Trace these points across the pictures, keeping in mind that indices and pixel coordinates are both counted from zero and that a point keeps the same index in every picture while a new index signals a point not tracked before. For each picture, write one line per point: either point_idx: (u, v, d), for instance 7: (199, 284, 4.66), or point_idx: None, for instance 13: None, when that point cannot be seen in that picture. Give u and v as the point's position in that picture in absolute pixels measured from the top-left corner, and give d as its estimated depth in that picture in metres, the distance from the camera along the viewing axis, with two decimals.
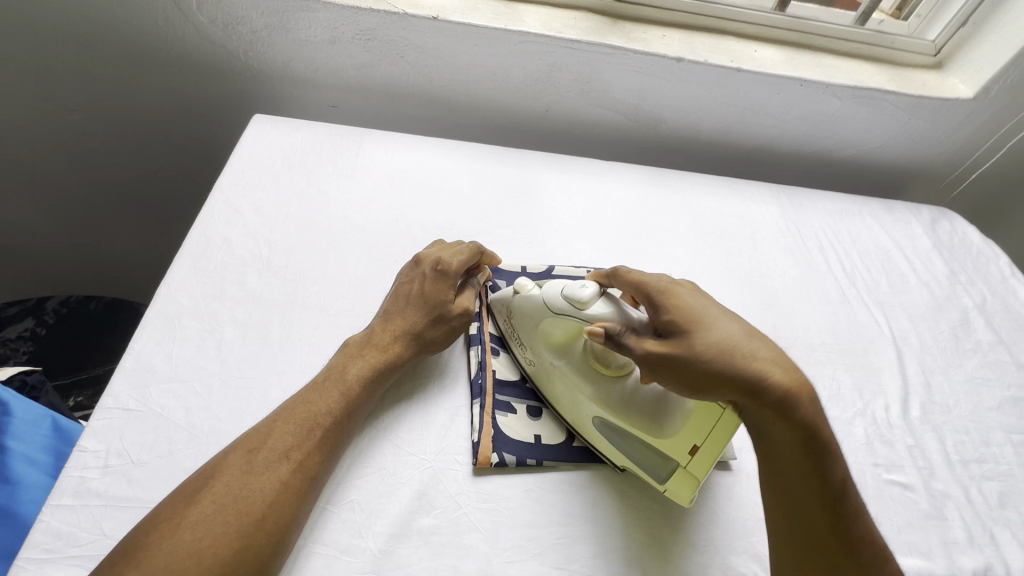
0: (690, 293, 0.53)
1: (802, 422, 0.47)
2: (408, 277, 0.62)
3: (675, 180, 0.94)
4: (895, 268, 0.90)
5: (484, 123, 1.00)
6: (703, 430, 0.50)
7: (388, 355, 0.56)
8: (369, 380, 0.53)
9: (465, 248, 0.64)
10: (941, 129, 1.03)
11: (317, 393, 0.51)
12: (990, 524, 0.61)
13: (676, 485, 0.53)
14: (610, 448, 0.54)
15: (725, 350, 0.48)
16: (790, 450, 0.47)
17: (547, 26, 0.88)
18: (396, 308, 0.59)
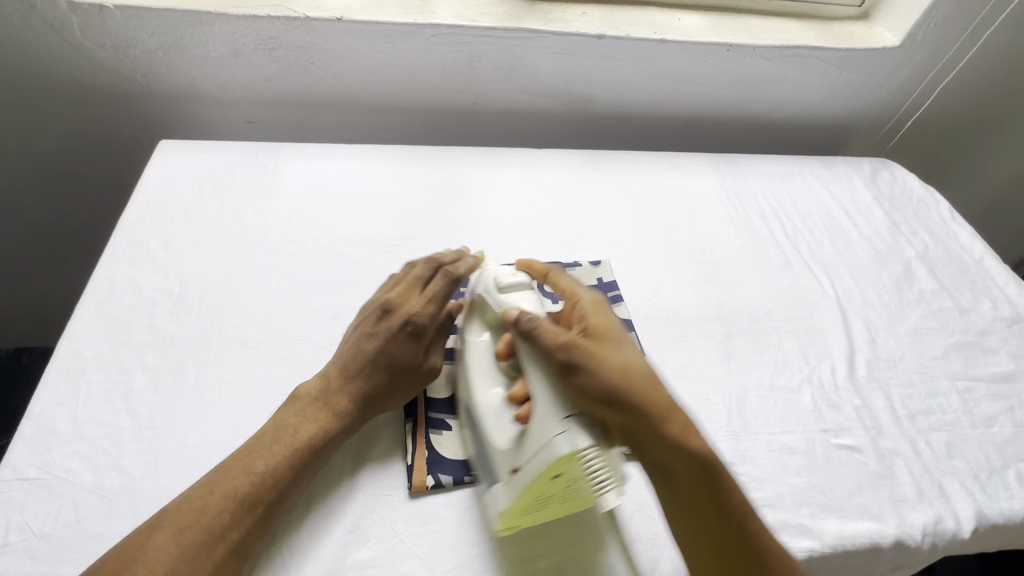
0: (603, 312, 0.54)
1: (693, 446, 0.48)
2: (374, 327, 0.55)
3: (612, 161, 0.91)
4: (838, 226, 0.89)
5: (411, 123, 0.96)
6: (525, 452, 0.46)
7: (341, 423, 0.51)
8: (321, 446, 0.50)
9: (437, 294, 0.58)
10: (874, 80, 1.02)
11: (260, 454, 0.47)
12: (939, 476, 0.61)
13: (493, 504, 0.49)
14: (472, 442, 0.53)
15: (624, 372, 0.49)
16: (684, 477, 0.48)
17: (460, 15, 0.84)
18: (356, 367, 0.53)
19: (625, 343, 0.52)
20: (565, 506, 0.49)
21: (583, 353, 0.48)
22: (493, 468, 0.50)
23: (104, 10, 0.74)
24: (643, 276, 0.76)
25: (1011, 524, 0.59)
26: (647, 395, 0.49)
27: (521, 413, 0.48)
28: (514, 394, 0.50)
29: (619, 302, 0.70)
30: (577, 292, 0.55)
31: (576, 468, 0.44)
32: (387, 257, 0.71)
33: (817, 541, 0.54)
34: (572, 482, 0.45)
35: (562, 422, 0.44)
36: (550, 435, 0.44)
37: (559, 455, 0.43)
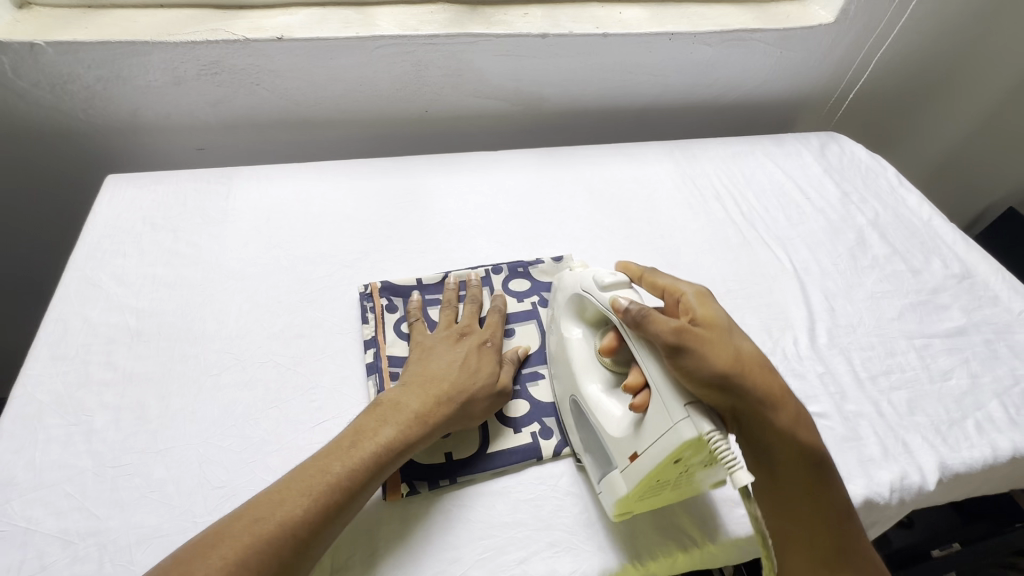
0: (709, 303, 0.53)
1: (805, 443, 0.48)
2: (454, 344, 0.58)
3: (567, 156, 0.92)
4: (791, 201, 0.91)
5: (365, 137, 0.96)
6: (645, 438, 0.47)
7: (425, 428, 0.51)
8: (401, 449, 0.50)
9: (496, 321, 0.63)
10: (814, 57, 1.05)
11: (338, 456, 0.47)
12: (902, 433, 0.63)
13: (606, 492, 0.51)
14: (580, 432, 0.56)
15: (741, 360, 0.48)
16: (790, 463, 0.48)
17: (402, 26, 0.85)
18: (442, 374, 0.55)
19: (737, 330, 0.51)
20: (677, 491, 0.51)
21: (700, 339, 0.47)
22: (608, 456, 0.52)
23: (36, 48, 0.73)
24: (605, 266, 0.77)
25: (973, 471, 0.61)
26: (767, 384, 0.48)
27: (636, 403, 0.49)
28: (628, 384, 0.50)
29: None
30: (679, 287, 0.55)
31: (699, 450, 0.45)
32: (348, 272, 0.71)
33: None
34: (690, 465, 0.47)
35: (685, 406, 0.44)
36: (672, 421, 0.45)
37: (685, 439, 0.43)
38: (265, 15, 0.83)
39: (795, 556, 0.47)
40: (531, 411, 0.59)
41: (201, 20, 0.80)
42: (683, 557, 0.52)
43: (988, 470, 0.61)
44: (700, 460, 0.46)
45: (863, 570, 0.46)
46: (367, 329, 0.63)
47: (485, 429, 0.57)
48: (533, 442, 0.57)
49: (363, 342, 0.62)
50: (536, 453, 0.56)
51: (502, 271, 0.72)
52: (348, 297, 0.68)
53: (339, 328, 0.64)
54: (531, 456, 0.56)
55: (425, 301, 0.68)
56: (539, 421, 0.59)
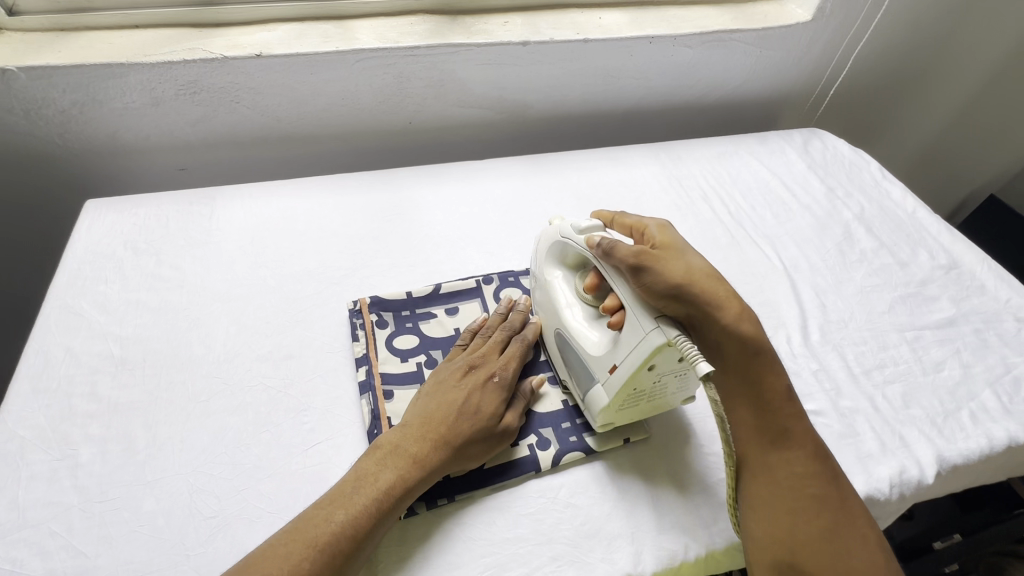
0: (669, 230, 0.56)
1: (747, 338, 0.49)
2: (460, 378, 0.56)
3: (554, 163, 0.92)
4: (778, 199, 0.92)
5: (350, 151, 0.95)
6: (621, 351, 0.52)
7: (426, 471, 0.50)
8: (402, 493, 0.49)
9: (514, 351, 0.60)
10: (794, 55, 1.06)
11: (343, 500, 0.47)
12: (899, 427, 0.63)
13: (590, 407, 0.56)
14: (566, 360, 0.60)
15: (693, 273, 0.51)
16: (737, 358, 0.50)
17: (382, 38, 0.85)
18: (444, 413, 0.53)
19: (692, 248, 0.55)
20: (653, 403, 0.55)
21: (655, 258, 0.52)
22: (588, 374, 0.56)
23: (8, 74, 0.72)
24: None
25: (970, 462, 0.61)
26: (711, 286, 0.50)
27: (613, 322, 0.54)
28: (605, 306, 0.55)
29: None
30: (643, 220, 0.58)
31: (670, 356, 0.50)
32: (336, 289, 0.69)
33: None
34: (664, 373, 0.51)
35: (655, 319, 0.49)
36: (644, 331, 0.50)
37: (656, 345, 0.48)
38: (243, 32, 0.82)
39: (751, 446, 0.49)
40: (527, 423, 0.59)
41: (177, 39, 0.79)
42: (687, 564, 0.52)
43: (986, 461, 0.62)
44: (672, 367, 0.51)
45: (815, 457, 0.49)
46: (358, 346, 0.62)
47: None
48: (531, 454, 0.56)
49: (355, 360, 0.61)
50: (534, 466, 0.55)
51: (493, 281, 0.71)
52: (337, 314, 0.67)
53: (329, 347, 0.63)
54: (529, 469, 0.55)
55: (416, 315, 0.67)
56: (536, 432, 0.58)
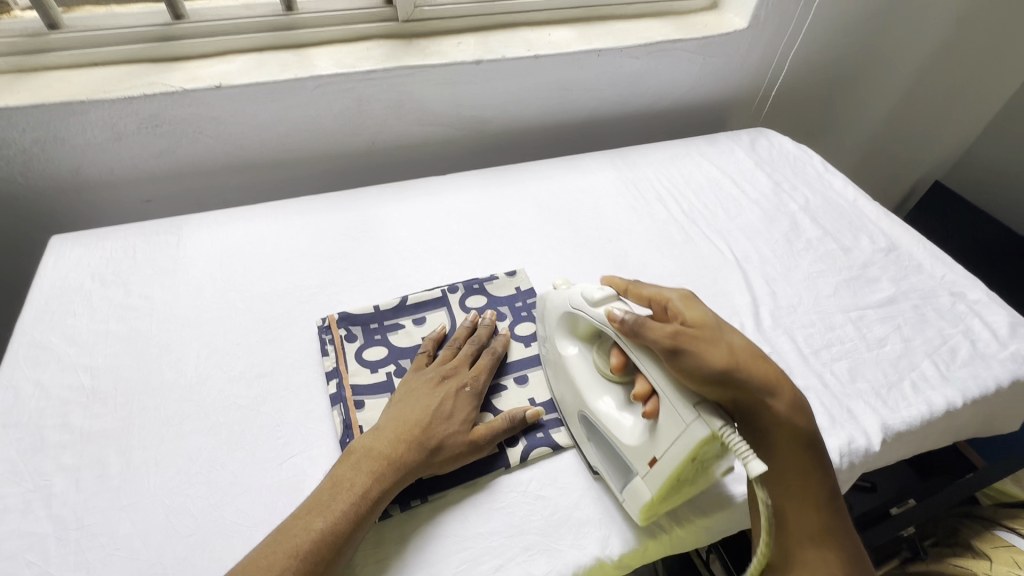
0: (695, 305, 0.53)
1: (800, 433, 0.50)
2: (434, 388, 0.58)
3: (514, 174, 0.95)
4: (728, 195, 0.97)
5: (315, 174, 0.98)
6: (662, 442, 0.49)
7: (398, 475, 0.52)
8: (379, 496, 0.50)
9: (484, 363, 0.62)
10: (735, 60, 1.12)
11: (321, 506, 0.49)
12: (846, 400, 0.67)
13: (630, 498, 0.53)
14: (596, 440, 0.57)
15: (738, 356, 0.48)
16: (790, 448, 0.50)
17: (340, 63, 0.88)
18: (418, 420, 0.55)
19: (726, 325, 0.52)
20: (695, 485, 0.52)
21: (694, 341, 0.48)
22: (627, 463, 0.53)
23: None
24: (558, 273, 0.79)
25: (913, 428, 0.65)
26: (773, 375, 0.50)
27: (648, 411, 0.51)
28: (637, 393, 0.52)
29: None
30: (663, 292, 0.56)
31: (712, 447, 0.46)
32: (305, 307, 0.71)
33: None
34: (706, 462, 0.48)
35: (693, 406, 0.46)
36: (684, 422, 0.46)
37: (698, 439, 0.45)
38: (202, 65, 0.85)
39: (792, 538, 0.49)
40: None
41: (137, 75, 0.81)
42: (653, 544, 0.54)
43: (927, 426, 0.66)
44: (714, 455, 0.48)
45: (848, 557, 0.50)
46: (328, 360, 0.64)
47: None
48: (500, 451, 0.58)
49: (325, 374, 0.63)
50: (504, 462, 0.57)
51: (458, 289, 0.74)
52: (307, 331, 0.69)
53: (300, 363, 0.65)
54: (499, 466, 0.57)
55: (384, 327, 0.69)
56: None
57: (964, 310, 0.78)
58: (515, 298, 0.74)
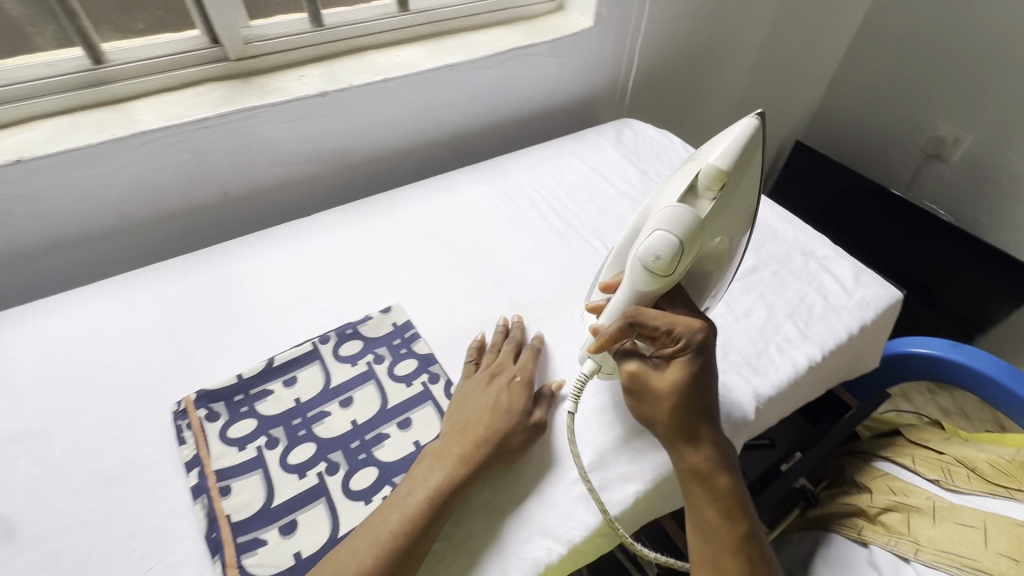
0: (682, 363, 0.54)
1: (724, 493, 0.54)
2: (485, 386, 0.61)
3: (384, 203, 0.92)
4: (599, 191, 0.99)
5: (165, 236, 0.90)
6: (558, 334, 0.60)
7: (470, 467, 0.54)
8: (451, 493, 0.52)
9: (526, 360, 0.66)
10: (590, 58, 1.16)
11: (392, 508, 0.51)
12: (723, 376, 0.70)
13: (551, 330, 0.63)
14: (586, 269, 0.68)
15: (683, 414, 0.54)
16: (714, 509, 0.54)
17: (166, 115, 0.81)
18: (484, 415, 0.58)
19: (697, 380, 0.54)
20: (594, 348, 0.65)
21: (647, 390, 0.55)
22: None
23: None
24: (437, 300, 0.77)
25: (781, 391, 0.69)
26: (694, 430, 0.55)
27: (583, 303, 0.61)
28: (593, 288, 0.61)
29: (417, 338, 0.71)
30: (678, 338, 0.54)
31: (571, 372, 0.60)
32: (157, 391, 0.64)
33: (640, 482, 0.59)
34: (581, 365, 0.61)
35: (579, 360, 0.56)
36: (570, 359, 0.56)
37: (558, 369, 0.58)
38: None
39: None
40: (379, 475, 0.58)
41: None
42: (552, 568, 0.53)
43: (794, 385, 0.71)
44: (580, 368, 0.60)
45: None
46: (186, 449, 0.58)
47: (333, 512, 0.54)
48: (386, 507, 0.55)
49: (185, 464, 0.57)
50: None
51: (330, 339, 0.70)
52: (160, 418, 0.62)
53: (154, 457, 0.58)
54: None
55: (250, 397, 0.64)
56: (390, 483, 0.57)
57: (815, 267, 0.85)
58: (392, 336, 0.71)
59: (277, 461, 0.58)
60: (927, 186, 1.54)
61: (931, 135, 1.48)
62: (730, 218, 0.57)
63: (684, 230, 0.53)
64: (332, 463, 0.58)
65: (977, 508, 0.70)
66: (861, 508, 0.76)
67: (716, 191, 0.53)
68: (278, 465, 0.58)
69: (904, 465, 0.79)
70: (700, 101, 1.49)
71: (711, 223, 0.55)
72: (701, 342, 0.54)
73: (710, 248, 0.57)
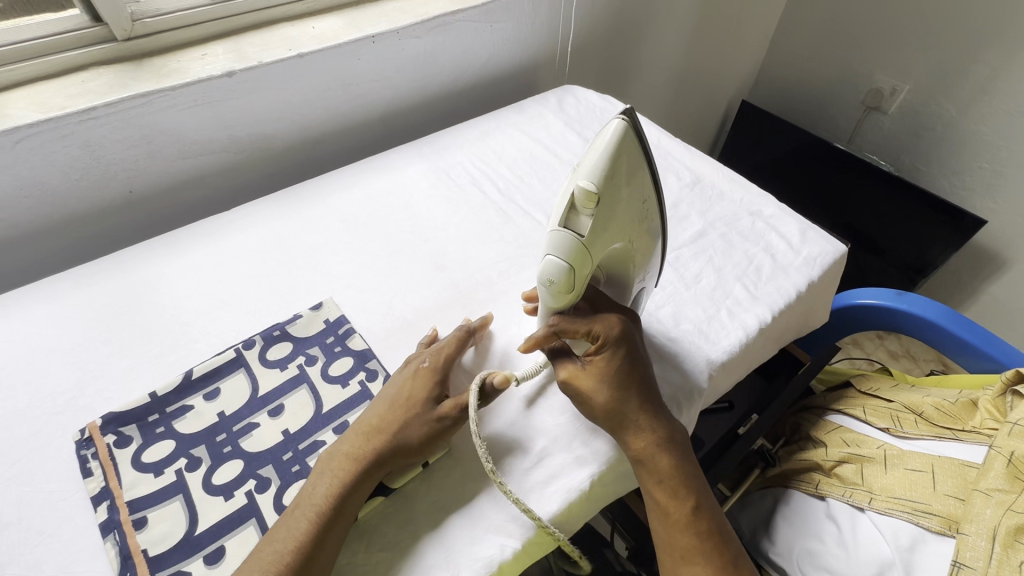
0: (603, 355, 0.55)
1: (671, 469, 0.54)
2: (394, 376, 0.58)
3: (311, 191, 0.85)
4: (542, 162, 0.95)
5: (64, 243, 0.80)
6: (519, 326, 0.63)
7: (358, 466, 0.51)
8: (343, 496, 0.49)
9: (449, 340, 0.61)
10: (525, 21, 1.09)
11: (289, 526, 0.48)
12: (675, 345, 0.68)
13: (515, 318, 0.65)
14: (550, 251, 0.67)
15: (616, 403, 0.54)
16: (665, 488, 0.54)
17: (43, 107, 0.71)
18: (380, 409, 0.55)
19: (622, 371, 0.55)
20: None
21: (578, 387, 0.55)
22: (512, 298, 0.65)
23: None
24: (374, 291, 0.72)
25: (734, 356, 0.68)
26: (630, 414, 0.54)
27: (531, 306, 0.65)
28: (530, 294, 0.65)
29: (351, 334, 0.66)
30: (596, 333, 0.54)
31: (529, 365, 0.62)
32: (58, 419, 0.58)
33: (595, 464, 0.56)
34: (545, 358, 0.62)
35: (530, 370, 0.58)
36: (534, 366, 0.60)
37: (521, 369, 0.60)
38: None
39: (664, 556, 0.53)
40: None
41: None
42: (507, 565, 0.50)
43: (745, 349, 0.69)
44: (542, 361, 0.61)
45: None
46: (93, 482, 0.52)
47: (265, 533, 0.50)
48: None
49: (92, 498, 0.52)
50: None
51: (255, 343, 0.64)
52: (63, 449, 0.55)
53: (57, 494, 0.52)
54: None
55: (167, 415, 0.58)
56: None
57: (762, 227, 0.83)
58: (325, 334, 0.66)
59: (200, 484, 0.53)
60: (868, 137, 1.56)
61: (870, 87, 1.50)
62: (629, 222, 0.51)
63: (571, 254, 0.49)
64: (262, 479, 0.54)
65: (926, 453, 0.71)
66: (817, 462, 0.77)
67: (593, 210, 0.47)
68: (201, 488, 0.53)
69: (856, 416, 0.80)
70: (643, 62, 1.45)
71: (603, 238, 0.49)
72: (619, 332, 0.55)
73: (616, 252, 0.53)
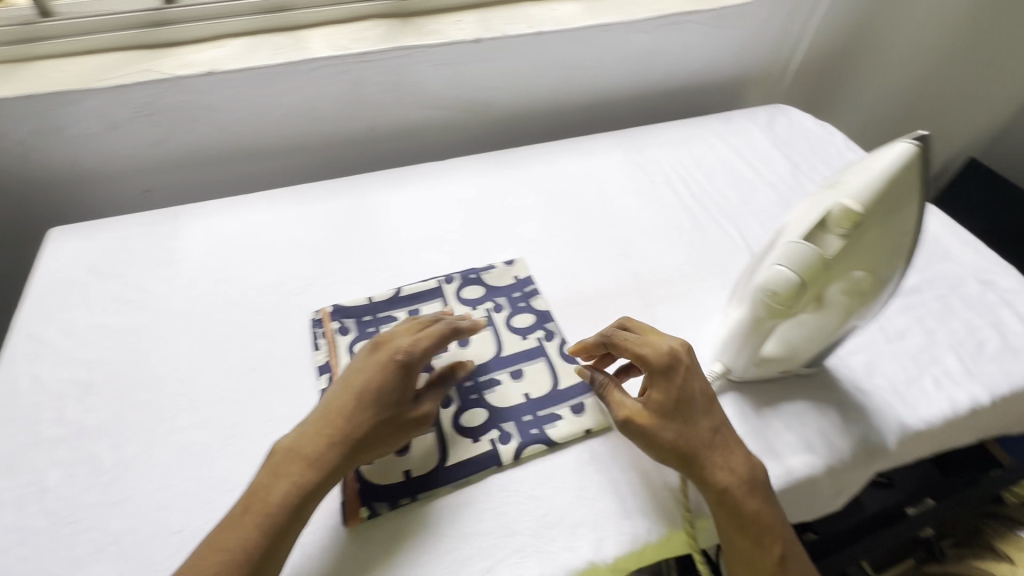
0: (665, 388, 0.53)
1: (756, 513, 0.50)
2: (364, 357, 0.55)
3: (516, 158, 0.92)
4: (741, 177, 0.92)
5: (314, 161, 0.96)
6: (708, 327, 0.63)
7: (336, 442, 0.50)
8: (330, 461, 0.49)
9: (435, 334, 0.56)
10: (755, 30, 1.05)
11: (280, 475, 0.49)
12: (865, 397, 0.62)
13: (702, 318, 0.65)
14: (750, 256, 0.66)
15: (682, 438, 0.51)
16: (750, 534, 0.50)
17: (333, 45, 0.85)
18: (355, 388, 0.52)
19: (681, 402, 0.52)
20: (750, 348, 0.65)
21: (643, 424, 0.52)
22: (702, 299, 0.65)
23: None
24: (559, 263, 0.76)
25: (932, 428, 0.61)
26: (699, 455, 0.51)
27: None
28: None
29: (536, 294, 0.71)
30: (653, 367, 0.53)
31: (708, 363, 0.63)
32: (298, 299, 0.70)
33: None
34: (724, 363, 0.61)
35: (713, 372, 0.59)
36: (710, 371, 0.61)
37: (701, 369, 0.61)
38: (195, 49, 0.83)
39: None
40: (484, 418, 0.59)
41: (130, 62, 0.81)
42: (648, 549, 0.52)
43: (946, 425, 0.62)
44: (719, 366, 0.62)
45: None
46: (320, 355, 0.64)
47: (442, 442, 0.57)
48: (492, 448, 0.56)
49: (317, 368, 0.63)
50: (495, 460, 0.56)
51: (454, 280, 0.72)
52: (298, 324, 0.67)
53: (291, 357, 0.64)
54: (490, 464, 0.55)
55: (377, 319, 0.68)
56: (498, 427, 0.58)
57: (993, 299, 0.73)
58: (513, 288, 0.71)
59: None
60: None
61: None
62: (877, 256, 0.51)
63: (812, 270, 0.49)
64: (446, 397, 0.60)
65: None
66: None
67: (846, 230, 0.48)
68: None
69: None
70: (863, 94, 1.33)
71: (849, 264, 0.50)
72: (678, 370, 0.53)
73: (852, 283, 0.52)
